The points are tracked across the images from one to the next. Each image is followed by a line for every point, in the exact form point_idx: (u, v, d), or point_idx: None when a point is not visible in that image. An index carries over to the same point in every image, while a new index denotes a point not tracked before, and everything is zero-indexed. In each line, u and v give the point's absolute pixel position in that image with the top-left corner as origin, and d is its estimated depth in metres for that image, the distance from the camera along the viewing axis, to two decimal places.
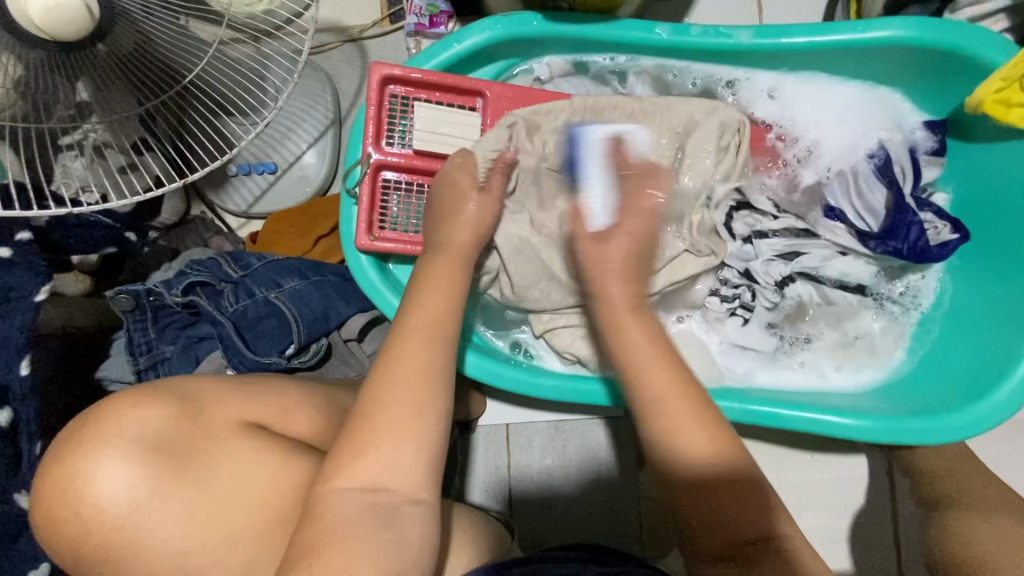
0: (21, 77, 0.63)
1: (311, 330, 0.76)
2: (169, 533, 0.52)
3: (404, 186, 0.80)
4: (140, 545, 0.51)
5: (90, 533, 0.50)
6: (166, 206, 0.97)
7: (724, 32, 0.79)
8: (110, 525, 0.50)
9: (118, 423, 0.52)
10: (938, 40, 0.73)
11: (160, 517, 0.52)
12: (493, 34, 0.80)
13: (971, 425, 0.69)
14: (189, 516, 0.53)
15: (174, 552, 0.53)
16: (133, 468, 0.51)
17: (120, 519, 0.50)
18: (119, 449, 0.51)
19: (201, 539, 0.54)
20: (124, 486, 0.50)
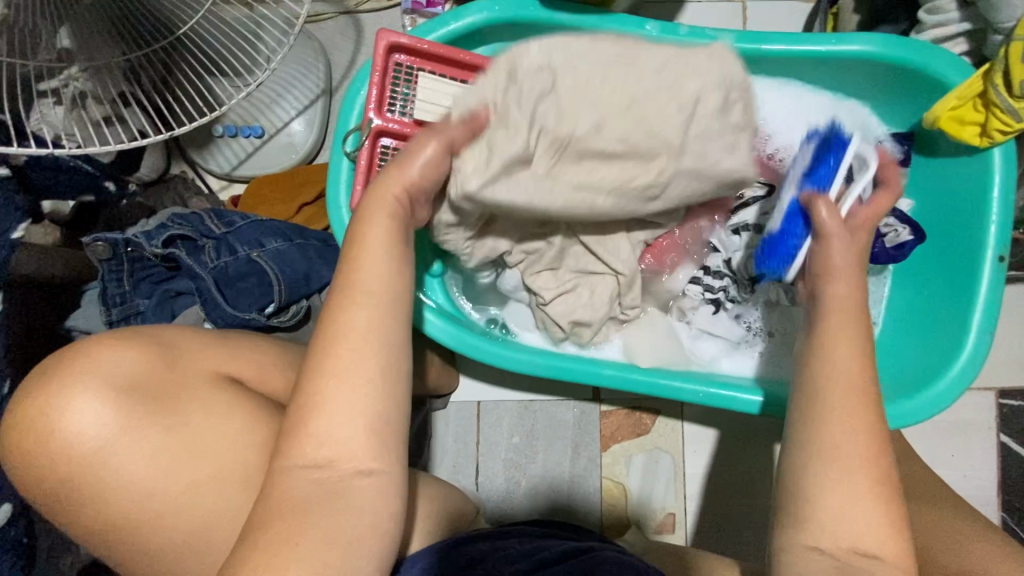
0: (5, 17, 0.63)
1: (292, 291, 0.76)
2: (133, 475, 0.51)
3: (401, 153, 0.80)
4: (105, 486, 0.50)
5: (60, 464, 0.50)
6: (145, 160, 0.95)
7: (709, 33, 0.83)
8: (78, 461, 0.50)
9: (91, 362, 0.51)
10: (902, 56, 0.78)
11: (124, 457, 0.51)
12: (492, 15, 0.82)
13: (913, 413, 0.75)
14: (153, 459, 0.51)
15: (137, 498, 0.51)
16: (104, 410, 0.51)
17: (89, 458, 0.50)
18: (89, 388, 0.50)
19: (164, 488, 0.52)
20: (93, 425, 0.50)
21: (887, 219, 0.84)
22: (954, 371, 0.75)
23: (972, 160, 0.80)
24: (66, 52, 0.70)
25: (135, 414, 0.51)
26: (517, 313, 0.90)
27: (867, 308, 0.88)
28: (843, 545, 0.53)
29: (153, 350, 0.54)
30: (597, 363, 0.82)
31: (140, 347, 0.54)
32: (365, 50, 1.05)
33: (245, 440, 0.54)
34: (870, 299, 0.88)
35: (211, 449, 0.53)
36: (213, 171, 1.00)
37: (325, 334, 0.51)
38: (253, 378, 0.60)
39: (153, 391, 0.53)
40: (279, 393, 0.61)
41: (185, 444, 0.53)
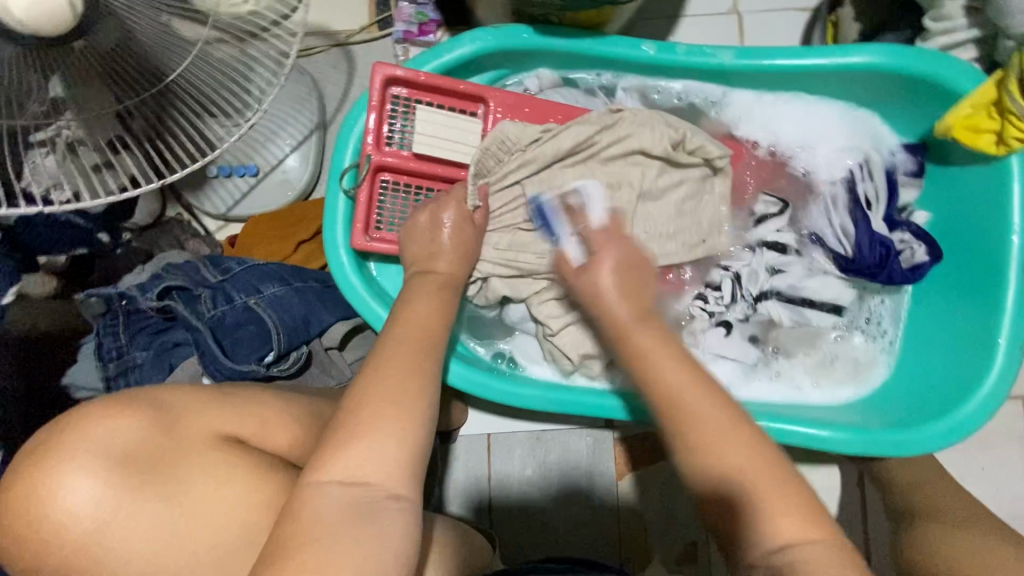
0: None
1: (291, 338, 0.73)
2: (131, 552, 0.46)
3: (402, 187, 0.79)
4: (103, 567, 0.45)
5: (55, 550, 0.44)
6: (141, 206, 0.93)
7: (708, 52, 0.81)
8: (75, 543, 0.44)
9: (89, 433, 0.46)
10: (910, 66, 0.76)
11: (127, 533, 0.45)
12: (485, 43, 0.80)
13: (941, 438, 0.72)
14: (156, 532, 0.46)
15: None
16: (100, 486, 0.45)
17: (86, 538, 0.44)
18: (84, 463, 0.45)
19: (167, 562, 0.47)
20: (89, 502, 0.44)
21: (901, 235, 0.82)
22: (984, 390, 0.72)
23: (987, 170, 0.77)
24: (57, 100, 0.68)
25: (134, 487, 0.46)
26: (524, 346, 0.87)
27: (881, 324, 0.85)
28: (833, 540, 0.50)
29: (150, 416, 0.50)
30: (610, 396, 0.79)
31: (139, 414, 0.49)
32: (358, 81, 1.04)
33: (253, 505, 0.51)
34: (886, 315, 0.85)
35: (219, 519, 0.49)
36: (208, 212, 0.99)
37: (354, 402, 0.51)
38: (257, 435, 0.56)
39: (149, 460, 0.48)
40: (284, 448, 0.58)
41: (189, 513, 0.48)
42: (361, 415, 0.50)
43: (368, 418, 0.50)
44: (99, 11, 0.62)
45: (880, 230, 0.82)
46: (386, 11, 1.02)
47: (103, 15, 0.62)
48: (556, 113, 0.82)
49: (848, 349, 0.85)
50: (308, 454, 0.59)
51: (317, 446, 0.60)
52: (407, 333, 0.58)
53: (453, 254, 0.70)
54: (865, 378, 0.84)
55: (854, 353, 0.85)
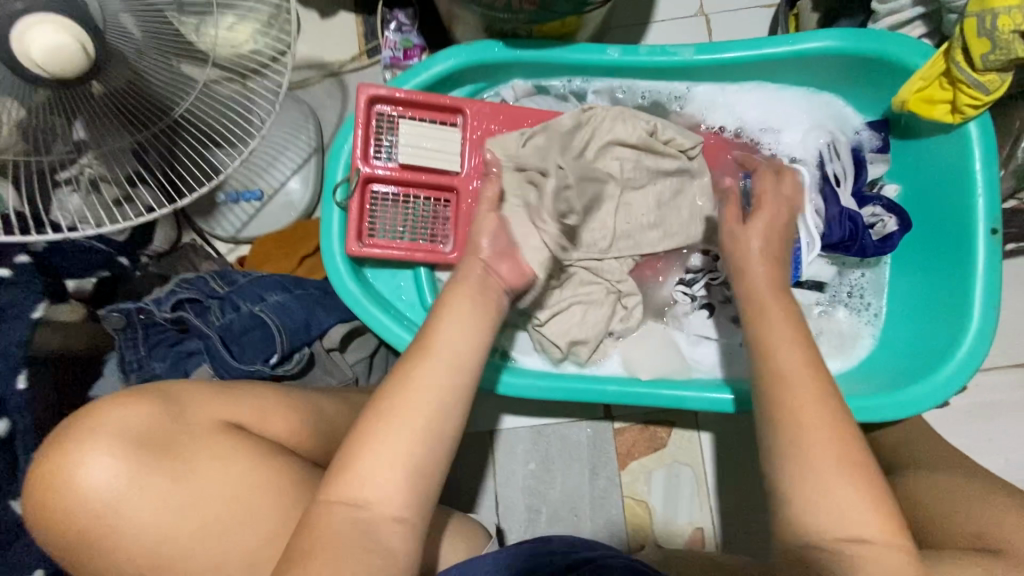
0: (22, 118, 0.69)
1: (293, 338, 0.79)
2: (142, 523, 0.51)
3: (392, 197, 0.85)
4: (119, 535, 0.51)
5: (77, 520, 0.50)
6: (158, 233, 1.01)
7: (669, 50, 0.86)
8: (97, 511, 0.50)
9: (104, 419, 0.53)
10: (862, 47, 0.80)
11: (137, 506, 0.51)
12: (460, 59, 0.87)
13: (923, 399, 0.74)
14: (161, 507, 0.51)
15: (147, 546, 0.51)
16: (117, 463, 0.51)
17: (104, 508, 0.50)
18: (100, 443, 0.51)
19: (176, 533, 0.52)
20: (107, 476, 0.51)
21: (873, 209, 0.85)
22: (962, 352, 0.73)
23: (947, 139, 0.79)
24: (81, 141, 0.75)
25: (142, 465, 0.52)
26: (517, 340, 0.89)
27: (864, 296, 0.87)
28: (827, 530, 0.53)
29: (161, 405, 0.55)
30: (600, 381, 0.83)
31: (148, 402, 0.55)
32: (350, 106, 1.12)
33: (255, 483, 0.55)
34: (868, 287, 0.87)
35: (224, 496, 0.54)
36: (220, 236, 1.06)
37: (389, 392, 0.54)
38: (256, 422, 0.60)
39: (160, 443, 0.53)
40: (284, 434, 0.62)
41: (195, 489, 0.53)
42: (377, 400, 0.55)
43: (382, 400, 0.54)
44: (110, 58, 0.67)
45: (851, 205, 0.84)
46: (373, 41, 1.11)
47: (113, 61, 0.67)
48: (526, 118, 0.87)
49: (833, 323, 0.86)
50: (305, 439, 0.63)
51: (314, 432, 0.64)
52: None
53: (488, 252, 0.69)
54: (851, 350, 0.85)
55: (839, 327, 0.86)
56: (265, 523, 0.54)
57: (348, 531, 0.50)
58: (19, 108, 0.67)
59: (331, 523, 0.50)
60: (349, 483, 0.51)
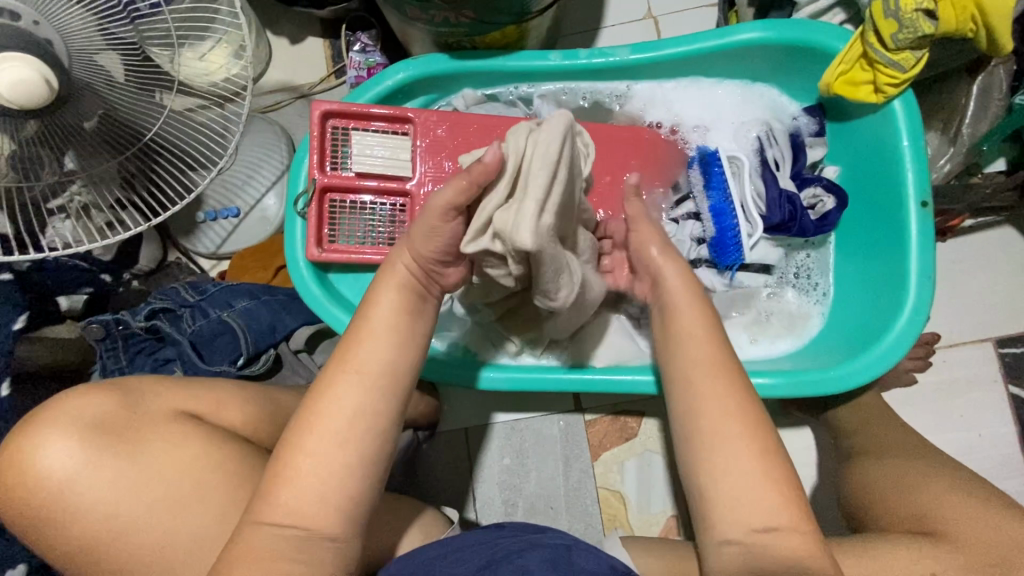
0: (12, 153, 0.72)
1: (259, 340, 0.83)
2: (96, 500, 0.56)
3: (348, 203, 0.90)
4: (75, 511, 0.56)
5: (37, 496, 0.55)
6: (143, 253, 1.08)
7: (606, 52, 0.91)
8: (54, 489, 0.56)
9: (65, 406, 0.58)
10: (785, 36, 0.84)
11: (93, 484, 0.56)
12: (410, 73, 0.93)
13: (865, 370, 0.75)
14: (114, 486, 0.56)
15: (100, 521, 0.56)
16: (74, 446, 0.56)
17: (61, 485, 0.56)
18: (61, 427, 0.57)
19: (127, 509, 0.56)
20: (64, 458, 0.56)
21: (813, 190, 0.87)
22: (900, 322, 0.75)
23: (874, 118, 0.82)
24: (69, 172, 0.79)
25: (99, 448, 0.57)
26: (476, 335, 0.92)
27: (811, 277, 0.90)
28: (742, 528, 0.56)
29: (118, 394, 0.60)
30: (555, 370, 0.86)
31: (108, 393, 0.60)
32: None
33: (204, 465, 0.59)
34: (814, 268, 0.90)
35: (176, 476, 0.58)
36: (202, 253, 1.13)
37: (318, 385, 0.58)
38: (211, 412, 0.65)
39: (116, 428, 0.58)
40: (239, 424, 0.66)
41: (146, 468, 0.57)
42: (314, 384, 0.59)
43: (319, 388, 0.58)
44: (79, 91, 0.71)
45: (790, 187, 0.87)
46: (340, 62, 1.18)
47: (84, 93, 0.72)
48: (473, 124, 0.92)
49: (782, 305, 0.89)
50: (260, 429, 0.68)
51: (267, 423, 0.68)
52: None
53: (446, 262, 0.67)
54: (800, 329, 0.88)
55: (788, 307, 0.89)
56: (215, 502, 0.58)
57: (288, 507, 0.54)
58: (8, 143, 0.71)
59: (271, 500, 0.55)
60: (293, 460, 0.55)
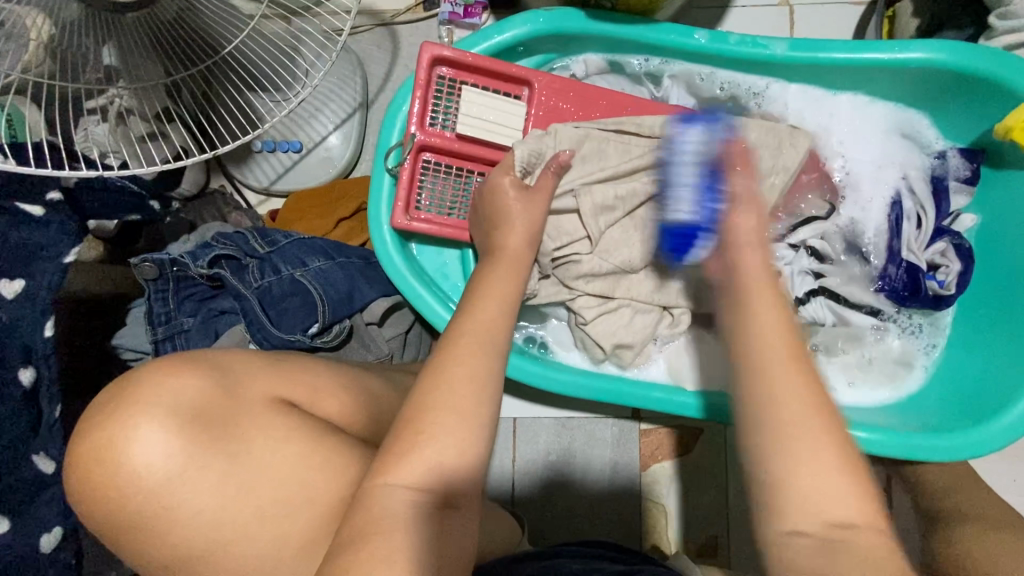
0: (54, 37, 0.60)
1: (335, 312, 0.76)
2: (202, 505, 0.49)
3: (444, 167, 0.80)
4: (174, 516, 0.49)
5: (128, 499, 0.48)
6: (186, 176, 0.97)
7: (760, 43, 0.80)
8: (149, 489, 0.48)
9: (158, 388, 0.50)
10: (968, 63, 0.74)
11: (192, 489, 0.49)
12: (536, 26, 0.80)
13: (977, 446, 0.70)
14: (218, 488, 0.50)
15: (203, 524, 0.50)
16: (172, 440, 0.48)
17: (157, 487, 0.48)
18: (155, 416, 0.48)
19: (231, 515, 0.51)
20: (162, 454, 0.48)
21: (940, 247, 0.82)
22: None
23: None
24: (111, 69, 0.68)
25: (199, 443, 0.50)
26: (557, 332, 0.87)
27: (913, 316, 0.84)
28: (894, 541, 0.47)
29: (213, 375, 0.53)
30: (644, 384, 0.79)
31: (201, 373, 0.53)
32: (401, 62, 1.04)
33: (307, 462, 0.54)
34: (926, 324, 0.84)
35: (282, 480, 0.53)
36: (251, 186, 1.01)
37: (427, 387, 0.52)
38: (307, 401, 0.59)
39: (215, 418, 0.51)
40: (333, 415, 0.61)
41: (247, 471, 0.51)
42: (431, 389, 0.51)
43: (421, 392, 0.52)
44: None
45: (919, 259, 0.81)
46: None
47: None
48: (600, 99, 0.81)
49: (885, 349, 0.84)
50: (355, 421, 0.62)
51: (362, 415, 0.63)
52: (454, 314, 0.60)
53: (521, 231, 0.69)
54: (902, 381, 0.83)
55: (894, 353, 0.84)
56: (320, 502, 0.54)
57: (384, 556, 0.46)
58: (48, 26, 0.59)
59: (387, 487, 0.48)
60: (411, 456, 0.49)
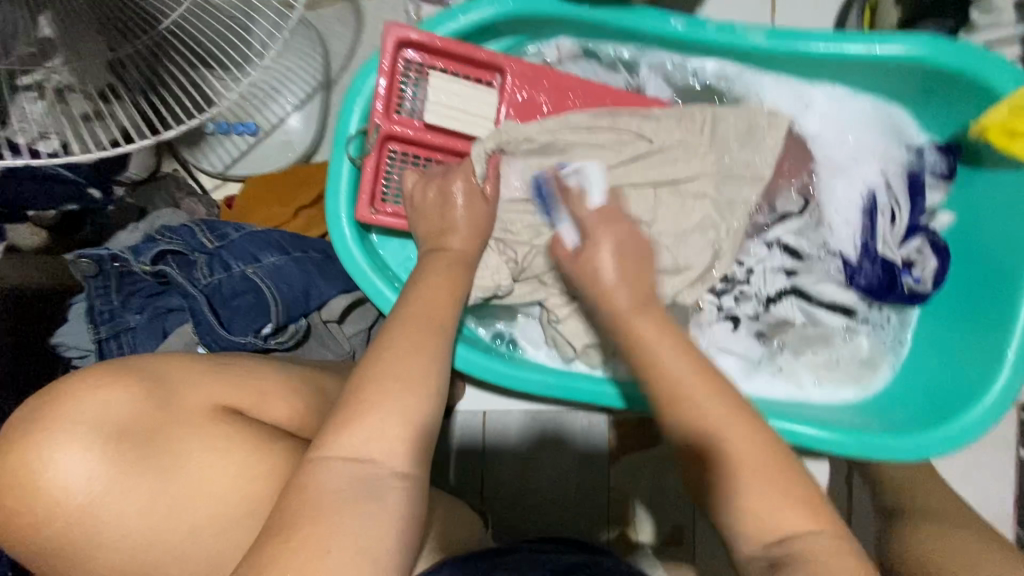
0: None
1: (291, 309, 0.72)
2: (132, 525, 0.47)
3: (411, 158, 0.77)
4: (101, 538, 0.46)
5: (47, 524, 0.44)
6: (134, 159, 0.89)
7: (738, 31, 0.76)
8: (71, 513, 0.45)
9: (83, 402, 0.46)
10: (950, 61, 0.72)
11: (121, 508, 0.46)
12: (505, 9, 0.75)
13: (934, 447, 0.71)
14: (150, 507, 0.47)
15: (134, 544, 0.47)
16: (98, 459, 0.45)
17: (81, 512, 0.45)
18: (78, 434, 0.45)
19: (166, 533, 0.48)
20: (83, 475, 0.45)
21: (917, 245, 0.81)
22: (986, 402, 0.70)
23: (1002, 173, 0.76)
24: (46, 42, 0.61)
25: (127, 461, 0.46)
26: (526, 329, 0.85)
27: (884, 311, 0.84)
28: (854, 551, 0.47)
29: (146, 386, 0.50)
30: (609, 383, 0.77)
31: (135, 384, 0.49)
32: (365, 39, 0.98)
33: (252, 472, 0.52)
34: (892, 322, 0.84)
35: (223, 492, 0.51)
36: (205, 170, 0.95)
37: (374, 394, 0.49)
38: (256, 405, 0.57)
39: (145, 432, 0.48)
40: (284, 419, 0.59)
41: (181, 485, 0.49)
42: (380, 399, 0.49)
43: (367, 403, 0.49)
44: None
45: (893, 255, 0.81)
46: None
47: None
48: (574, 90, 0.78)
49: (855, 349, 0.84)
50: (307, 422, 0.60)
51: (317, 415, 0.61)
52: (411, 316, 0.57)
53: (468, 231, 0.69)
54: (869, 380, 0.83)
55: (860, 352, 0.84)
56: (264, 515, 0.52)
57: None
58: None
59: (326, 468, 0.46)
60: (344, 439, 0.47)
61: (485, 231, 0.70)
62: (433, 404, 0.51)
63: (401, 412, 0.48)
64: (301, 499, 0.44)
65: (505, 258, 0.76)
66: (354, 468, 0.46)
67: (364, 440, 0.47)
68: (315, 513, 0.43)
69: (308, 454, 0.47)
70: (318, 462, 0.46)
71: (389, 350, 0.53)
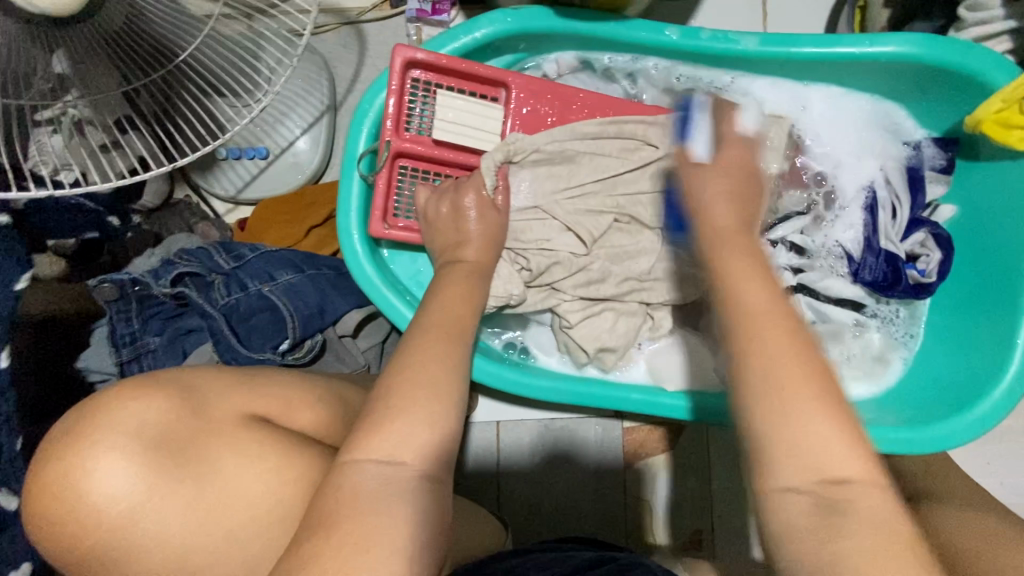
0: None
1: (307, 326, 0.74)
2: (168, 533, 0.48)
3: (421, 174, 0.79)
4: (140, 546, 0.47)
5: (87, 534, 0.46)
6: (149, 187, 0.92)
7: (732, 38, 0.78)
8: (110, 522, 0.46)
9: (120, 414, 0.48)
10: (942, 57, 0.74)
11: (158, 517, 0.47)
12: (505, 27, 0.78)
13: (948, 439, 0.71)
14: (184, 515, 0.49)
15: (171, 551, 0.48)
16: (134, 465, 0.47)
17: (119, 518, 0.46)
18: (117, 445, 0.47)
19: (200, 541, 0.50)
20: (122, 485, 0.46)
21: (919, 237, 0.82)
22: (999, 392, 0.70)
23: (1000, 163, 0.77)
24: (63, 77, 0.64)
25: (163, 470, 0.48)
26: (538, 336, 0.86)
27: (892, 304, 0.85)
28: None
29: (176, 399, 0.52)
30: (622, 386, 0.78)
31: (166, 398, 0.51)
32: (370, 62, 1.01)
33: (281, 480, 0.53)
34: (900, 317, 0.85)
35: (253, 500, 0.52)
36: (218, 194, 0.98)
37: (399, 399, 0.51)
38: (281, 415, 0.58)
39: (178, 443, 0.50)
40: (309, 429, 0.60)
41: (214, 493, 0.50)
42: (405, 403, 0.50)
43: (393, 407, 0.50)
44: None
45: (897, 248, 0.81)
46: None
47: None
48: (577, 101, 0.80)
49: (865, 344, 0.84)
50: (331, 432, 0.61)
51: (342, 425, 0.62)
52: (429, 324, 0.59)
53: (479, 240, 0.71)
54: (882, 375, 0.84)
55: (871, 347, 0.84)
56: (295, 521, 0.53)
57: None
58: None
59: (356, 471, 0.47)
60: (373, 443, 0.48)
61: (497, 239, 0.72)
62: (456, 407, 0.53)
63: (425, 414, 0.50)
64: (331, 502, 0.45)
65: (517, 266, 0.78)
66: (381, 470, 0.47)
67: (390, 444, 0.48)
68: (346, 514, 0.44)
69: (337, 459, 0.48)
70: (347, 466, 0.48)
71: (410, 357, 0.54)
